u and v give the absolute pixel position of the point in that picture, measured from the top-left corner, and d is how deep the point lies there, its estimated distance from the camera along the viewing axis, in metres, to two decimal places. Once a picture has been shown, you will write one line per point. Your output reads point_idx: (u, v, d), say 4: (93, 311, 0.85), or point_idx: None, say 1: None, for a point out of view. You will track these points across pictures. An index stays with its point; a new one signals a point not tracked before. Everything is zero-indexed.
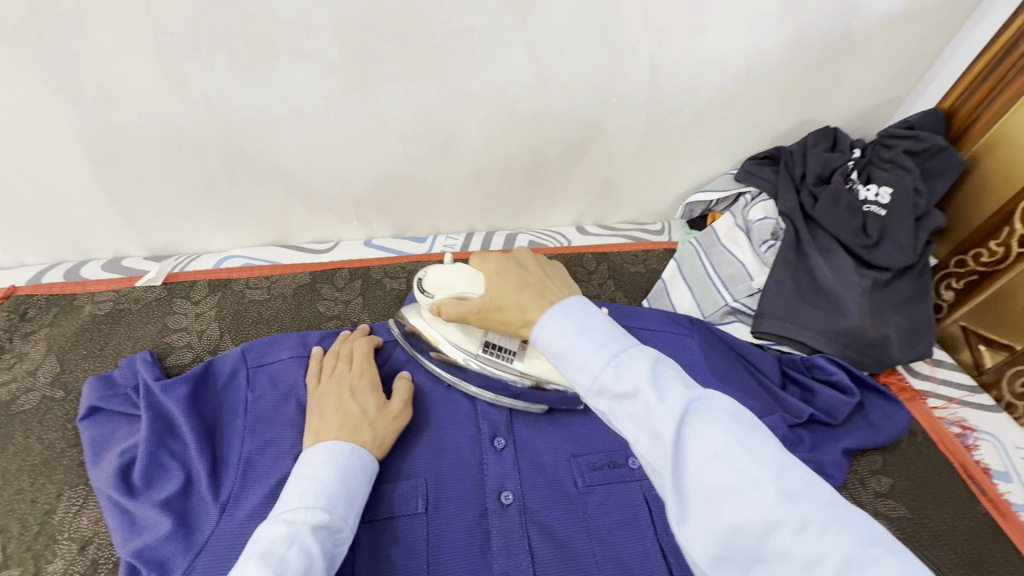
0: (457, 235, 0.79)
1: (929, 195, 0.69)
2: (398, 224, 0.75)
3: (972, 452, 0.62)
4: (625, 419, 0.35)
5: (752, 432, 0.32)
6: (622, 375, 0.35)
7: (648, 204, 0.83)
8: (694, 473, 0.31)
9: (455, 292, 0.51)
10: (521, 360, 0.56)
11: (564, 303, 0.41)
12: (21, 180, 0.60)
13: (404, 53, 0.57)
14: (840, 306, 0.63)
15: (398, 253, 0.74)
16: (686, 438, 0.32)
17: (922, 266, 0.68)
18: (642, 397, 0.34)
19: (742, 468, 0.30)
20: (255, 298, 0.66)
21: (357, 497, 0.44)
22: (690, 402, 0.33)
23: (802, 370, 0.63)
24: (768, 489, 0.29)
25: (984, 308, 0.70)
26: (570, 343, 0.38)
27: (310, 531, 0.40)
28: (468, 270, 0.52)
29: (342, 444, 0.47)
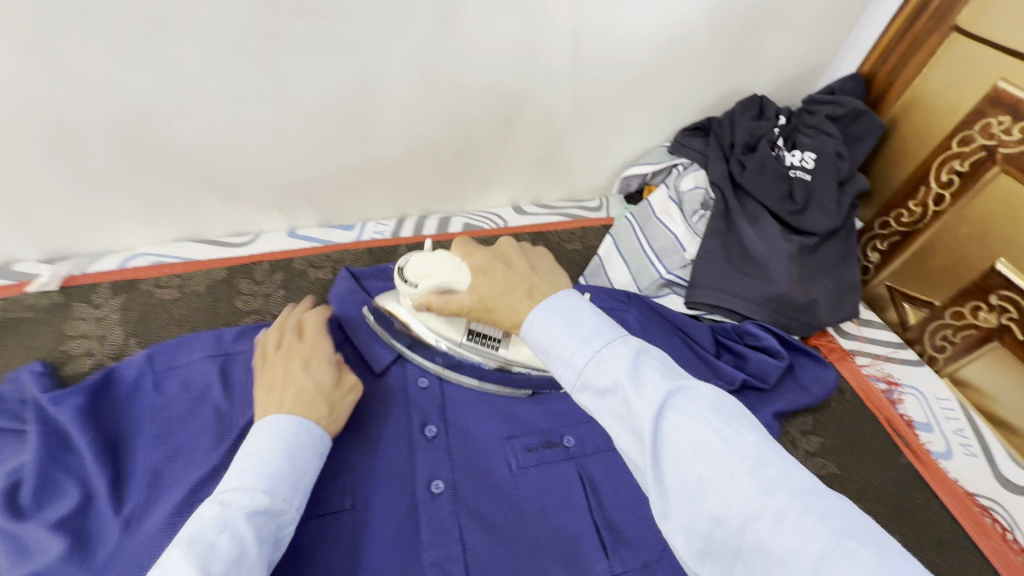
0: (388, 220, 0.76)
1: (851, 159, 0.70)
2: (323, 212, 0.72)
3: (897, 406, 0.65)
4: (608, 414, 0.35)
5: (733, 423, 0.31)
6: (602, 370, 0.35)
7: (584, 180, 0.81)
8: (674, 467, 0.31)
9: (439, 284, 0.47)
10: (506, 346, 0.56)
11: (552, 297, 0.40)
12: None
13: (305, 25, 0.53)
14: (768, 272, 0.64)
15: (324, 242, 0.71)
16: (664, 431, 0.32)
17: (846, 229, 0.69)
18: (622, 391, 0.33)
19: (721, 461, 0.30)
20: (165, 297, 0.62)
21: (304, 477, 0.42)
22: (667, 393, 0.33)
23: (734, 337, 0.63)
24: (745, 482, 0.29)
25: (905, 268, 0.72)
26: (554, 339, 0.38)
27: (246, 518, 0.37)
28: (450, 258, 0.48)
29: (290, 419, 0.44)
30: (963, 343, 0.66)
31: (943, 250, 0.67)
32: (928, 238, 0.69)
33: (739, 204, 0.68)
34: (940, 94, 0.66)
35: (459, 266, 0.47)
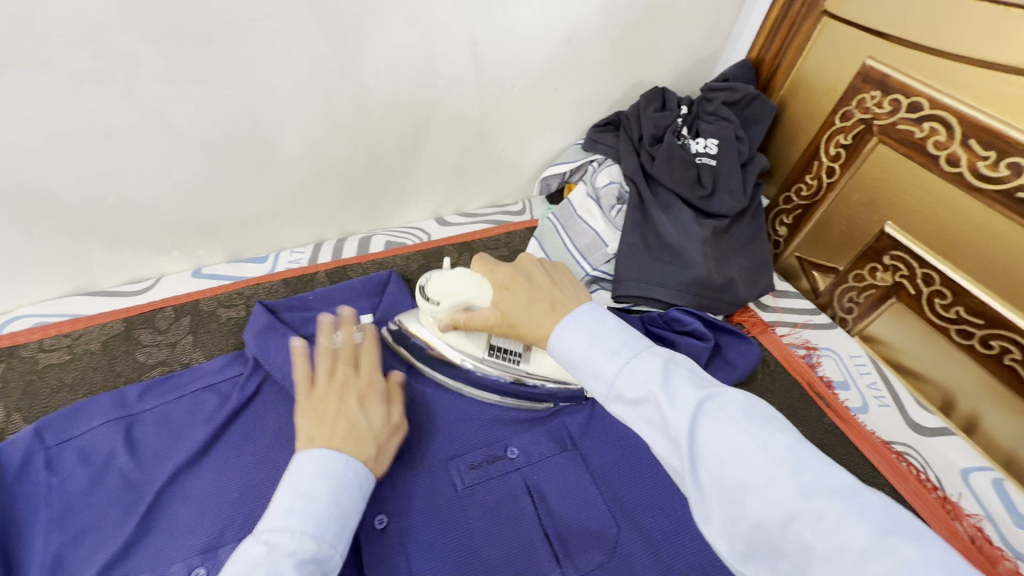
0: (304, 247, 0.72)
1: (750, 141, 0.74)
2: (231, 246, 0.68)
3: (817, 369, 0.69)
4: (641, 421, 0.36)
5: (765, 427, 0.32)
6: (634, 379, 0.36)
7: (504, 184, 0.81)
8: (712, 473, 0.32)
9: (466, 300, 0.50)
10: (529, 361, 0.57)
11: (578, 310, 0.43)
12: None
13: (175, 51, 0.49)
14: (685, 258, 0.66)
15: (234, 278, 0.67)
16: (699, 437, 0.33)
17: (753, 208, 0.73)
18: (654, 400, 0.35)
19: (758, 464, 0.30)
20: (53, 361, 0.57)
21: (349, 519, 0.40)
22: (701, 401, 0.34)
23: (664, 325, 0.64)
24: (784, 484, 0.29)
25: (810, 238, 0.77)
26: (582, 353, 0.40)
27: (295, 565, 0.35)
28: (472, 274, 0.51)
29: (343, 457, 0.42)
30: (867, 302, 0.71)
31: (838, 218, 0.72)
32: (826, 208, 0.73)
33: (652, 195, 0.70)
34: (819, 75, 0.70)
35: (480, 283, 0.50)
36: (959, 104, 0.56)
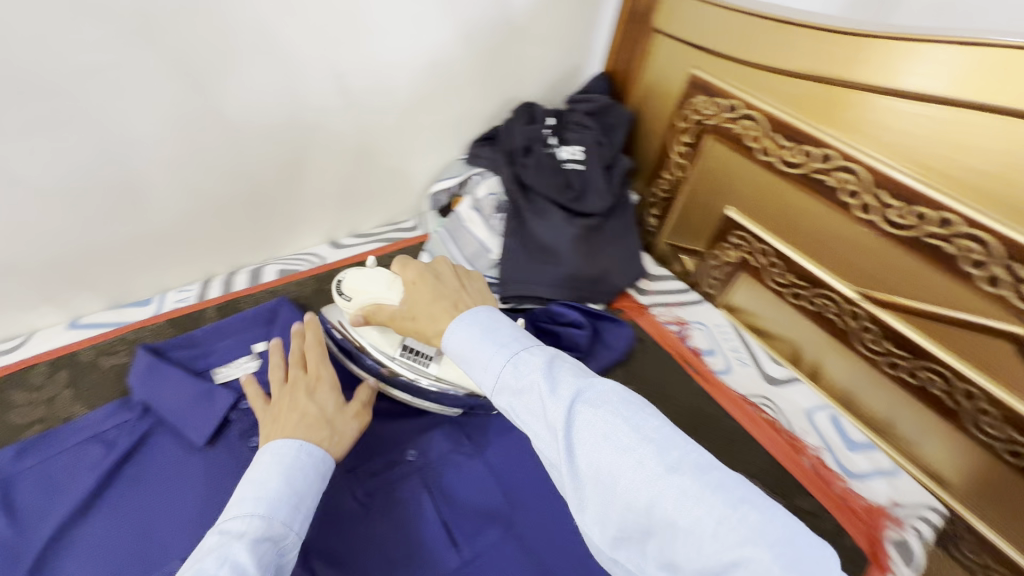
0: (191, 285, 0.72)
1: (612, 145, 0.81)
2: (110, 293, 0.66)
3: (687, 341, 0.77)
4: (523, 411, 0.41)
5: (637, 413, 0.38)
6: (520, 371, 0.41)
7: (395, 203, 0.84)
8: (587, 459, 0.37)
9: (376, 298, 0.56)
10: (436, 365, 0.58)
11: (472, 310, 0.48)
12: None
13: (17, 105, 0.49)
14: (562, 256, 0.73)
15: (116, 324, 0.66)
16: (576, 425, 0.38)
17: (622, 206, 0.80)
18: (537, 390, 0.40)
19: (629, 447, 0.36)
20: None
21: (305, 500, 0.43)
22: (580, 391, 0.39)
23: (547, 319, 0.71)
24: (652, 465, 0.36)
25: (674, 226, 0.85)
26: (471, 347, 0.45)
27: (248, 545, 0.38)
28: (388, 276, 0.58)
29: (295, 445, 0.45)
30: (725, 277, 0.80)
31: (694, 206, 0.81)
32: (683, 198, 0.82)
33: (529, 201, 0.75)
34: (661, 83, 0.80)
35: (391, 285, 0.57)
36: (749, 96, 0.68)
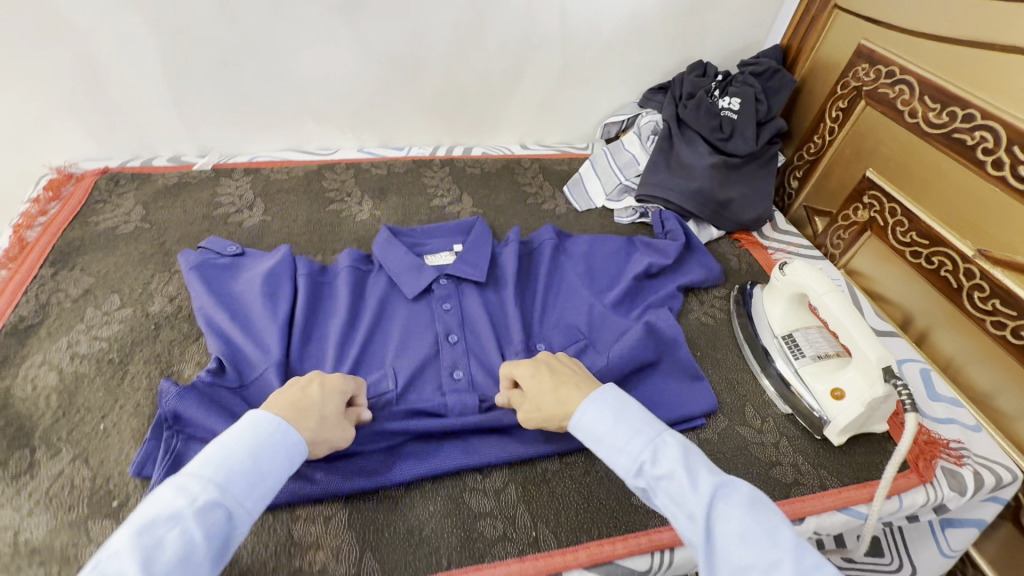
0: (616, 184, 1.12)
1: (1011, 218, 0.78)
2: (585, 167, 1.16)
3: (951, 460, 0.77)
4: (662, 492, 0.54)
5: (770, 517, 0.49)
6: (659, 460, 0.55)
7: (754, 185, 1.07)
8: (726, 551, 0.48)
9: (811, 288, 0.78)
10: (815, 380, 0.77)
11: (593, 396, 0.62)
12: (404, 72, 1.11)
13: None
14: (749, 348, 0.86)
15: (573, 184, 1.15)
16: (714, 514, 0.50)
17: (772, 296, 0.86)
18: (675, 477, 0.53)
19: (764, 547, 0.47)
20: (481, 187, 1.13)
21: (262, 481, 0.51)
22: (716, 487, 0.51)
23: (781, 381, 0.80)
24: (791, 569, 0.45)
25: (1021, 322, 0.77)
26: (612, 427, 0.59)
27: (199, 514, 0.46)
28: (823, 280, 0.78)
29: (274, 426, 0.54)
30: None
31: None
32: None
33: (744, 302, 0.92)
34: None
35: (821, 282, 0.78)
36: None
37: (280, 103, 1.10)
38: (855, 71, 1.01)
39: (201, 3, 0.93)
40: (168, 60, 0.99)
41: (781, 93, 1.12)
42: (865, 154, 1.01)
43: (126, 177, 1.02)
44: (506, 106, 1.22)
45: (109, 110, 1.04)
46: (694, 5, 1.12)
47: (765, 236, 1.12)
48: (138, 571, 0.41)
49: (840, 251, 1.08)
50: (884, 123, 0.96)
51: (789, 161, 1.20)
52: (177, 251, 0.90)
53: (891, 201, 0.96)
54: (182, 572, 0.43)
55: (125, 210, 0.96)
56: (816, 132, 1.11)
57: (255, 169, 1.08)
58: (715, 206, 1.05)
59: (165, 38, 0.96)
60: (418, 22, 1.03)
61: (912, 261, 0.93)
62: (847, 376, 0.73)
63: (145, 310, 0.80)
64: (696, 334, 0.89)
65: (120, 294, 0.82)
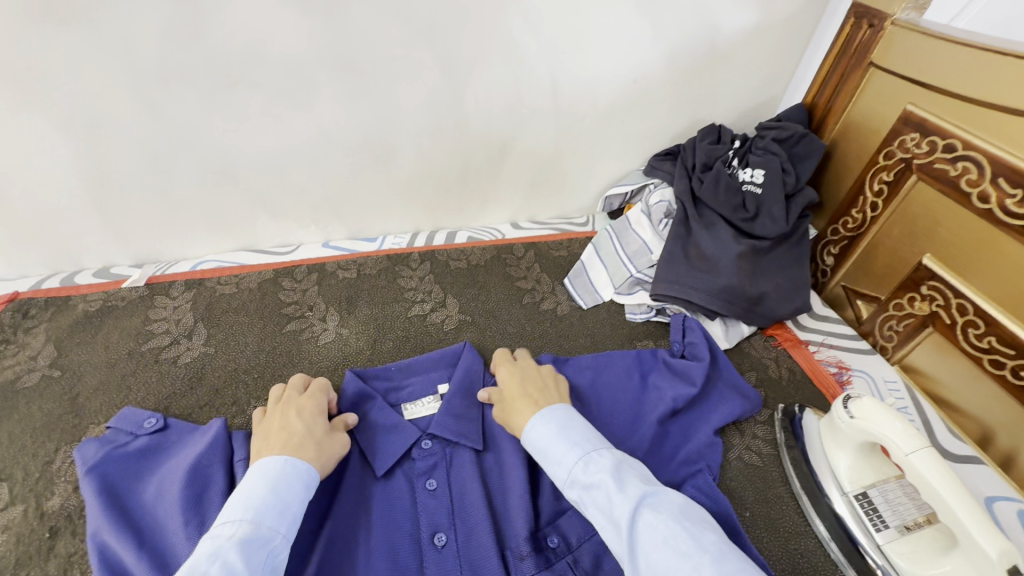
0: (626, 277, 0.96)
1: None
2: (588, 254, 1.00)
3: None
4: (592, 502, 0.54)
5: (694, 523, 0.50)
6: (589, 469, 0.56)
7: (787, 274, 0.92)
8: (648, 557, 0.48)
9: (887, 439, 0.62)
10: (909, 565, 0.59)
11: (544, 409, 0.65)
12: (371, 158, 0.94)
13: None
14: (809, 506, 0.68)
15: (576, 277, 0.99)
16: (640, 522, 0.50)
17: (833, 436, 0.69)
18: (603, 484, 0.54)
19: (686, 552, 0.46)
20: (467, 284, 0.97)
21: (289, 505, 0.53)
22: (644, 494, 0.52)
23: (858, 557, 0.63)
24: (708, 572, 0.45)
25: None
26: (551, 439, 0.61)
27: (236, 544, 0.47)
28: (903, 426, 0.62)
29: (282, 458, 0.57)
30: None
31: None
32: None
33: (793, 437, 0.75)
34: None
35: (902, 431, 0.61)
36: None
37: (226, 201, 0.93)
38: (901, 139, 0.86)
39: (117, 99, 0.76)
40: (84, 165, 0.82)
41: (810, 159, 0.97)
42: (919, 236, 0.85)
43: (38, 305, 0.85)
44: (492, 185, 1.06)
45: (17, 224, 0.87)
46: (705, 64, 0.97)
47: (801, 327, 0.97)
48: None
49: (893, 344, 0.92)
50: (943, 203, 0.81)
51: (821, 233, 1.05)
52: (92, 408, 0.72)
53: (959, 296, 0.80)
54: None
55: (33, 351, 0.79)
56: (854, 205, 0.96)
57: (199, 280, 0.91)
58: (745, 303, 0.88)
59: (76, 143, 0.80)
60: (384, 104, 0.87)
61: (992, 371, 0.77)
62: (953, 567, 0.56)
63: (39, 508, 0.62)
64: (739, 484, 0.72)
65: (11, 484, 0.64)
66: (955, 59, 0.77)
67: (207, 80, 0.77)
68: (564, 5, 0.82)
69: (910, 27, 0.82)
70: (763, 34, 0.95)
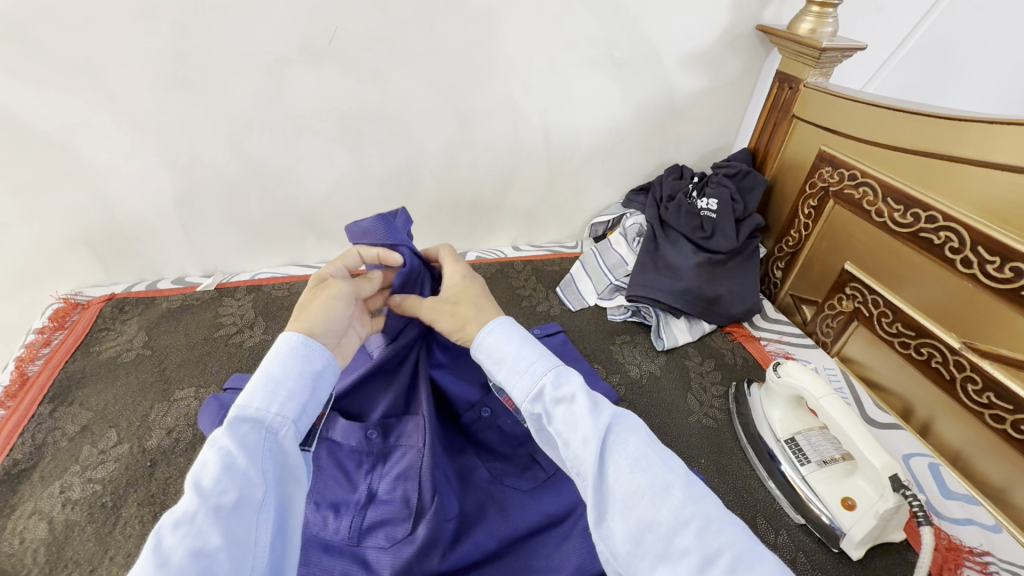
0: (607, 284, 1.16)
1: (990, 313, 0.81)
2: (575, 268, 1.21)
3: (981, 569, 0.74)
4: (560, 418, 0.51)
5: (660, 450, 0.49)
6: (561, 384, 0.52)
7: (739, 280, 1.12)
8: (616, 478, 0.47)
9: (806, 391, 0.79)
10: (825, 488, 0.75)
11: (496, 323, 0.57)
12: (401, 190, 1.18)
13: None
14: (752, 455, 0.85)
15: (565, 285, 1.19)
16: (611, 442, 0.48)
17: (772, 398, 0.87)
18: (576, 400, 0.51)
19: (654, 473, 0.46)
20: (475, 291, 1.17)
21: (283, 385, 0.46)
22: (614, 418, 0.50)
23: (790, 487, 0.79)
24: (677, 495, 0.44)
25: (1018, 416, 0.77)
26: (513, 350, 0.55)
27: (228, 429, 0.42)
28: (817, 381, 0.79)
29: (278, 337, 0.49)
30: None
31: None
32: None
33: (739, 404, 0.92)
34: None
35: (816, 384, 0.79)
36: None
37: (283, 223, 1.16)
38: (820, 173, 1.09)
39: (212, 144, 1.00)
40: (179, 194, 1.05)
41: (755, 190, 1.19)
42: (841, 248, 1.06)
43: (131, 303, 1.05)
44: (497, 212, 1.29)
45: (118, 239, 1.09)
46: (666, 117, 1.22)
47: (755, 326, 1.16)
48: (190, 493, 0.39)
49: (831, 338, 1.10)
50: (854, 220, 1.02)
51: (771, 252, 1.26)
52: (177, 377, 0.91)
53: (873, 292, 0.99)
54: (230, 481, 0.40)
55: (128, 336, 0.98)
56: (792, 226, 1.17)
57: (257, 286, 1.11)
58: (704, 302, 1.08)
59: (177, 176, 1.03)
60: (414, 147, 1.12)
61: (902, 351, 0.95)
62: (857, 485, 0.73)
63: (142, 446, 0.79)
64: (698, 440, 0.89)
65: (118, 429, 0.82)
66: (849, 112, 1.00)
67: (282, 129, 1.01)
68: (554, 73, 1.08)
69: (817, 87, 1.06)
70: (712, 95, 1.20)
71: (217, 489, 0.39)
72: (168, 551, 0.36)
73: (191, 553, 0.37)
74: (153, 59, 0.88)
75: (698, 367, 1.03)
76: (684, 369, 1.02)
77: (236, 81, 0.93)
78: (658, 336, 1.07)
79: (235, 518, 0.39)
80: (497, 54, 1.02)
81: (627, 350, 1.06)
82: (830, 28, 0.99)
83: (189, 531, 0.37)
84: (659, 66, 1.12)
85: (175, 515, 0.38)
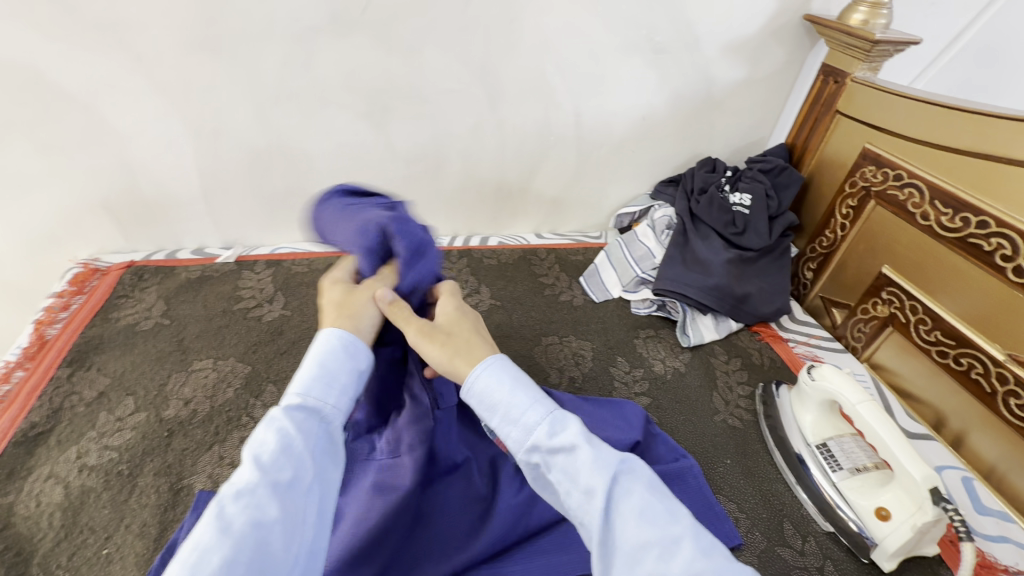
0: (633, 276, 1.13)
1: None
2: (600, 258, 1.18)
3: None
4: (559, 468, 0.46)
5: (662, 496, 0.45)
6: (556, 433, 0.47)
7: (770, 278, 1.08)
8: (622, 531, 0.43)
9: (841, 394, 0.76)
10: (857, 497, 0.73)
11: (488, 362, 0.52)
12: (427, 170, 1.15)
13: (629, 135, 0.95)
14: (779, 458, 0.82)
15: (589, 276, 1.17)
16: (614, 493, 0.44)
17: (804, 402, 0.84)
18: (575, 450, 0.46)
19: (661, 524, 0.42)
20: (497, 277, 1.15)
21: (335, 376, 0.47)
22: (617, 465, 0.46)
23: (818, 494, 0.76)
24: (690, 548, 0.41)
25: None
26: (504, 395, 0.50)
27: (285, 412, 0.43)
28: (854, 385, 0.76)
29: (329, 330, 0.49)
30: None
31: None
32: None
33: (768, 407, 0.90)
34: None
35: (853, 388, 0.76)
36: None
37: (306, 197, 1.13)
38: (861, 171, 1.05)
39: (239, 113, 0.98)
40: (201, 163, 1.03)
41: (791, 187, 1.15)
42: (879, 250, 1.02)
43: (150, 271, 1.04)
44: (522, 198, 1.26)
45: (139, 207, 1.08)
46: (702, 107, 1.18)
47: (783, 327, 1.13)
48: (251, 467, 0.40)
49: (862, 344, 1.07)
50: (896, 222, 0.98)
51: (802, 252, 1.22)
52: (195, 348, 0.89)
53: (911, 298, 0.95)
54: (287, 460, 0.41)
55: (146, 305, 0.97)
56: (827, 227, 1.14)
57: (277, 261, 1.10)
58: (733, 300, 1.05)
59: (204, 144, 1.01)
60: (443, 126, 1.09)
61: (938, 360, 0.92)
62: (891, 496, 0.70)
63: (159, 415, 0.78)
64: (723, 440, 0.86)
65: (135, 398, 0.81)
66: (897, 109, 0.96)
67: (310, 100, 0.98)
68: (590, 54, 1.04)
69: (865, 82, 1.02)
70: (751, 87, 1.16)
71: (276, 469, 0.40)
72: (230, 518, 0.37)
73: (252, 522, 0.37)
74: (181, 20, 0.85)
75: (724, 366, 1.00)
76: (709, 368, 0.99)
77: (267, 49, 0.91)
78: (684, 332, 1.05)
79: (291, 497, 0.40)
80: (533, 34, 0.99)
81: (651, 345, 1.03)
82: (883, 20, 0.95)
83: (249, 501, 0.38)
84: (699, 54, 1.08)
85: (237, 488, 0.38)
